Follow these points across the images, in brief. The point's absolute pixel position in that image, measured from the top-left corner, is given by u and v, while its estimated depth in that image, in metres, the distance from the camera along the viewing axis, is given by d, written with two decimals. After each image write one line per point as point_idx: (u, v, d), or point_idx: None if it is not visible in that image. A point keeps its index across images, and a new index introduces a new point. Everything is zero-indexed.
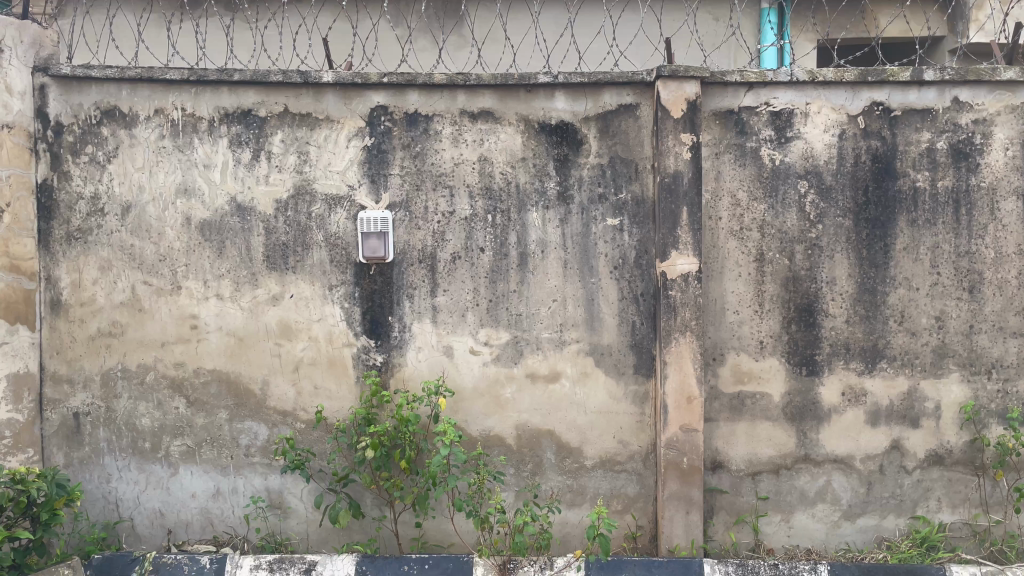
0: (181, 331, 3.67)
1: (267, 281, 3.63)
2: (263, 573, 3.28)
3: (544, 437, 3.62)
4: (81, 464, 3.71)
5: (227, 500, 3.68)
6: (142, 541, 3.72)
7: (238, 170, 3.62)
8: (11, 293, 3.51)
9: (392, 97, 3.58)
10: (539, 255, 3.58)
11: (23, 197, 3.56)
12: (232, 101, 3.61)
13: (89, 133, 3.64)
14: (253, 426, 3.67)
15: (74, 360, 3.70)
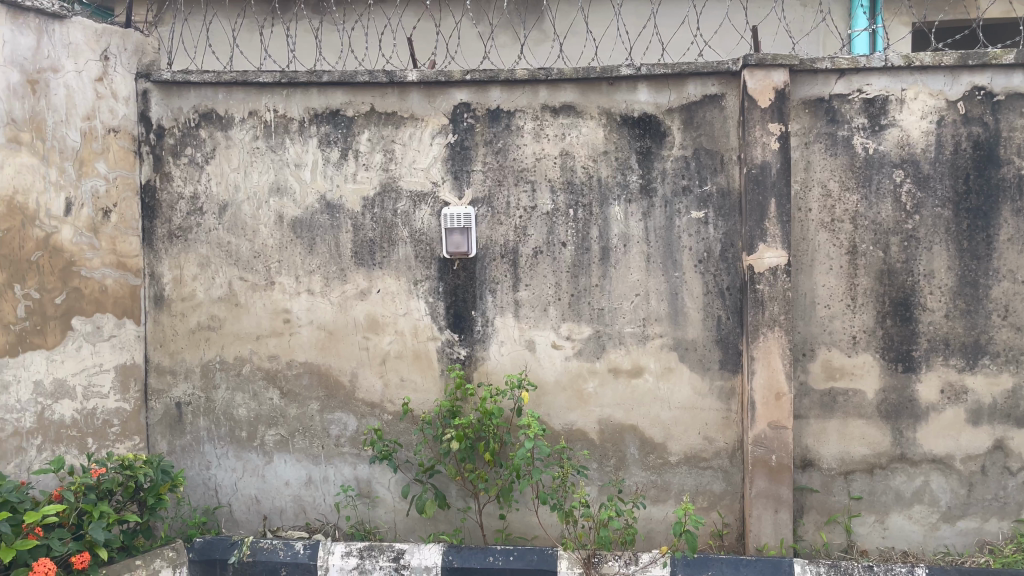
0: (275, 324, 3.81)
1: (355, 276, 3.74)
2: (354, 560, 3.36)
3: (627, 432, 3.60)
4: (183, 451, 3.90)
5: (318, 488, 3.81)
6: (239, 525, 3.88)
7: (327, 169, 3.73)
8: (118, 289, 3.75)
9: (474, 94, 3.62)
10: (621, 249, 3.56)
11: (128, 197, 3.80)
12: (321, 102, 3.72)
13: (189, 136, 3.82)
14: (342, 416, 3.78)
15: (175, 352, 3.89)
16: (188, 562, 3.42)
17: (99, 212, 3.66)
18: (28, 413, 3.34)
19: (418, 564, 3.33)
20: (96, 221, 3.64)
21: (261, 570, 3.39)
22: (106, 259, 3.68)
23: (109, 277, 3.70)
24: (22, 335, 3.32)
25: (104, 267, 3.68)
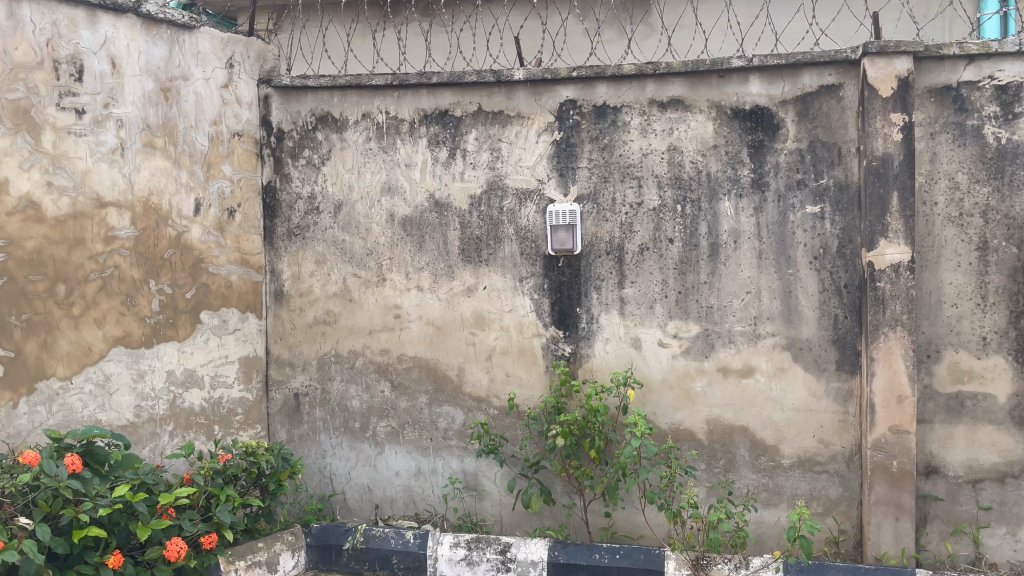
0: (386, 320, 3.93)
1: (462, 273, 3.80)
2: (462, 551, 3.44)
3: (737, 434, 3.52)
4: (301, 440, 4.08)
5: (427, 479, 3.90)
6: (352, 513, 4.02)
7: (436, 168, 3.81)
8: (243, 285, 3.96)
9: (581, 91, 3.61)
10: (731, 246, 3.48)
11: (251, 198, 4.00)
12: (430, 103, 3.80)
13: (306, 138, 3.98)
14: (450, 410, 3.86)
15: (294, 345, 4.07)
16: (306, 547, 3.58)
17: (225, 212, 3.87)
18: (162, 401, 3.60)
19: (525, 558, 3.37)
20: (222, 220, 3.86)
21: (373, 557, 3.51)
22: (231, 257, 3.90)
23: (234, 274, 3.91)
24: (156, 327, 3.59)
25: (230, 264, 3.89)
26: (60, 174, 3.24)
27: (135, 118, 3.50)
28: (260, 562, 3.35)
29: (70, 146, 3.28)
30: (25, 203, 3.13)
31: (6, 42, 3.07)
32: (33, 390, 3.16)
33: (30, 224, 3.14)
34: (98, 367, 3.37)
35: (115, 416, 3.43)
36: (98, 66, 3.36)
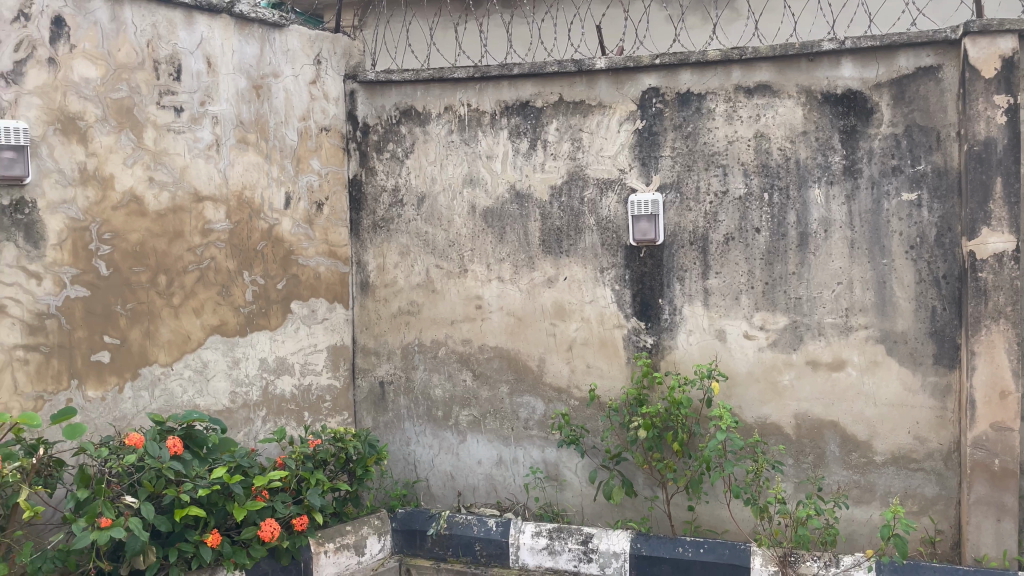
0: (468, 310, 3.97)
1: (543, 264, 3.81)
2: (544, 540, 3.46)
3: (827, 428, 3.42)
4: (386, 427, 4.17)
5: (509, 468, 3.93)
6: (436, 499, 4.10)
7: (517, 160, 3.82)
8: (330, 276, 4.07)
9: (664, 78, 3.56)
10: (821, 235, 3.38)
11: (338, 191, 4.10)
12: (512, 94, 3.82)
13: (391, 132, 4.06)
14: (531, 400, 3.88)
15: (379, 334, 4.16)
16: (391, 531, 3.67)
17: (313, 205, 3.98)
18: (255, 387, 3.75)
19: (607, 549, 3.36)
20: (310, 213, 3.97)
21: (457, 543, 3.56)
22: (319, 248, 4.01)
23: (322, 265, 4.03)
24: (250, 317, 3.73)
25: (318, 256, 4.00)
26: (161, 170, 3.41)
27: (229, 115, 3.64)
28: (348, 544, 3.45)
29: (170, 142, 3.44)
30: (129, 198, 3.31)
31: (111, 45, 3.25)
32: (138, 375, 3.34)
33: (133, 218, 3.33)
34: (196, 354, 3.53)
35: (212, 401, 3.59)
36: (194, 66, 3.51)
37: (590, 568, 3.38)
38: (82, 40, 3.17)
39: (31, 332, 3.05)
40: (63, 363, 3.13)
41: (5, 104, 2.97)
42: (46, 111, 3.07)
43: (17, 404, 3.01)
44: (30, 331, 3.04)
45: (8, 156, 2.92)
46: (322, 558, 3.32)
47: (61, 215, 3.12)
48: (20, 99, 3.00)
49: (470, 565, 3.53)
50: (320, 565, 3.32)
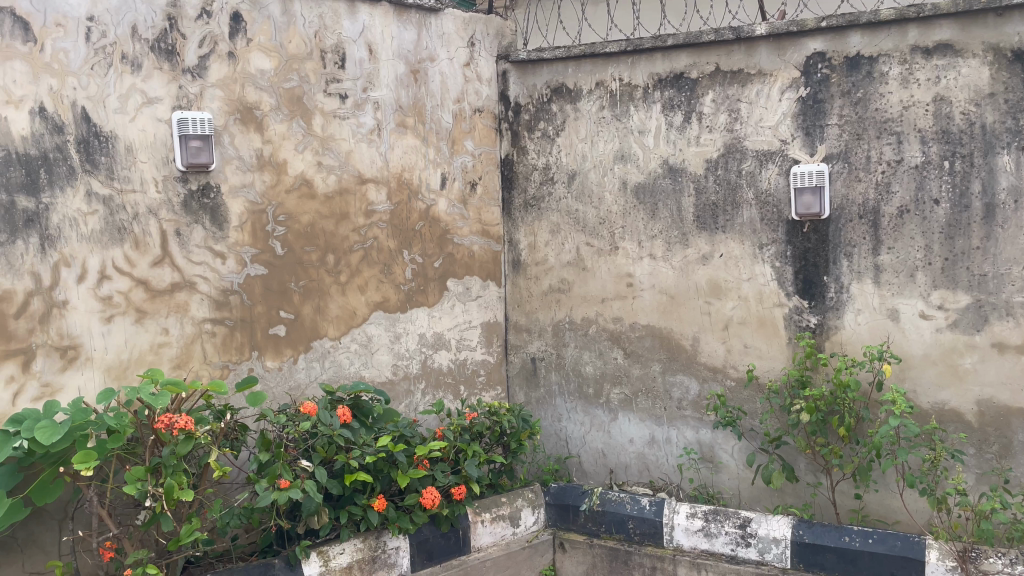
0: (619, 288, 3.94)
1: (697, 241, 3.72)
2: (699, 522, 3.40)
3: (1015, 417, 3.12)
4: (537, 403, 4.24)
5: (662, 448, 3.88)
6: (588, 476, 4.12)
7: (671, 133, 3.74)
8: (484, 254, 4.17)
9: (831, 42, 3.36)
10: (1010, 206, 3.08)
11: (491, 171, 4.18)
12: (665, 66, 3.72)
13: (542, 110, 4.07)
14: (685, 379, 3.79)
15: (531, 312, 4.22)
16: (545, 505, 3.72)
17: (467, 185, 4.08)
18: (415, 360, 3.91)
19: (766, 535, 3.26)
20: (465, 193, 4.07)
21: (610, 520, 3.57)
22: (473, 228, 4.11)
23: (476, 244, 4.13)
24: (409, 294, 3.89)
25: (472, 235, 4.11)
26: (329, 154, 3.61)
27: (389, 100, 3.78)
28: (504, 515, 3.56)
29: (336, 128, 3.63)
30: (300, 181, 3.53)
31: (282, 37, 3.46)
32: (310, 348, 3.57)
33: (304, 201, 3.54)
34: (361, 329, 3.73)
35: (376, 373, 3.78)
36: (358, 53, 3.67)
37: (748, 553, 3.29)
38: (257, 34, 3.39)
39: (217, 307, 3.32)
40: (245, 336, 3.39)
41: (192, 97, 3.24)
42: (227, 102, 3.32)
43: (207, 372, 3.30)
44: (216, 306, 3.31)
45: (196, 145, 3.19)
46: (479, 527, 3.46)
47: (241, 199, 3.37)
48: (205, 91, 3.26)
49: (623, 542, 3.53)
50: (478, 533, 3.45)
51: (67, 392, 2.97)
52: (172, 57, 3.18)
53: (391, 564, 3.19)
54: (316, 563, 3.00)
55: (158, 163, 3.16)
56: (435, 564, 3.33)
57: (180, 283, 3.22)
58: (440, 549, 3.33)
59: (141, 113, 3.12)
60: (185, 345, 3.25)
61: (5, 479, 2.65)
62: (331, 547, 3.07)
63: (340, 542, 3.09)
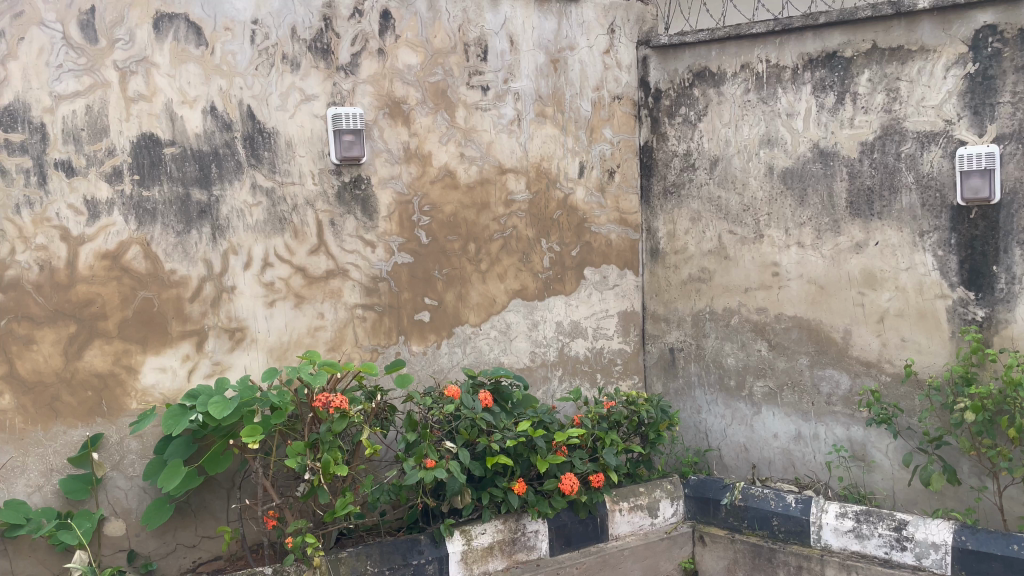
0: (763, 277, 3.82)
1: (850, 228, 3.54)
2: (850, 523, 3.25)
3: None
4: (676, 394, 4.17)
5: (809, 444, 3.73)
6: (729, 470, 4.03)
7: (822, 116, 3.57)
8: (622, 243, 4.15)
9: (1003, 13, 3.10)
10: None
11: (630, 158, 4.14)
12: (816, 45, 3.56)
13: (683, 96, 3.99)
14: (835, 373, 3.63)
15: (670, 301, 4.15)
16: (684, 497, 3.68)
17: (606, 173, 4.07)
18: (552, 348, 3.95)
19: (924, 539, 3.08)
20: (603, 181, 4.06)
21: (752, 516, 3.48)
22: (611, 216, 4.10)
23: (614, 232, 4.12)
24: (547, 282, 3.93)
25: (610, 224, 4.10)
26: (471, 146, 3.70)
27: (529, 90, 3.83)
28: (642, 505, 3.54)
29: (478, 120, 3.71)
30: (444, 172, 3.64)
31: (428, 32, 3.57)
32: (452, 334, 3.68)
33: (447, 191, 3.65)
34: (501, 316, 3.81)
35: (515, 359, 3.86)
36: (499, 45, 3.74)
37: (904, 558, 3.12)
38: (405, 30, 3.51)
39: (367, 293, 3.48)
40: (392, 321, 3.54)
41: (345, 93, 3.40)
42: (376, 97, 3.47)
43: (358, 355, 3.47)
44: (366, 292, 3.48)
45: (348, 139, 3.35)
46: (617, 516, 3.47)
47: (390, 189, 3.51)
48: (357, 87, 3.42)
49: (767, 539, 3.43)
50: (615, 522, 3.46)
51: (234, 371, 3.21)
52: (328, 56, 3.35)
53: (531, 547, 3.26)
54: (460, 541, 3.11)
55: (315, 157, 3.34)
56: (574, 550, 3.36)
57: (334, 271, 3.40)
58: (578, 535, 3.36)
59: (299, 109, 3.30)
60: (339, 329, 3.42)
61: (182, 449, 2.96)
62: (473, 527, 3.16)
63: (481, 522, 3.18)
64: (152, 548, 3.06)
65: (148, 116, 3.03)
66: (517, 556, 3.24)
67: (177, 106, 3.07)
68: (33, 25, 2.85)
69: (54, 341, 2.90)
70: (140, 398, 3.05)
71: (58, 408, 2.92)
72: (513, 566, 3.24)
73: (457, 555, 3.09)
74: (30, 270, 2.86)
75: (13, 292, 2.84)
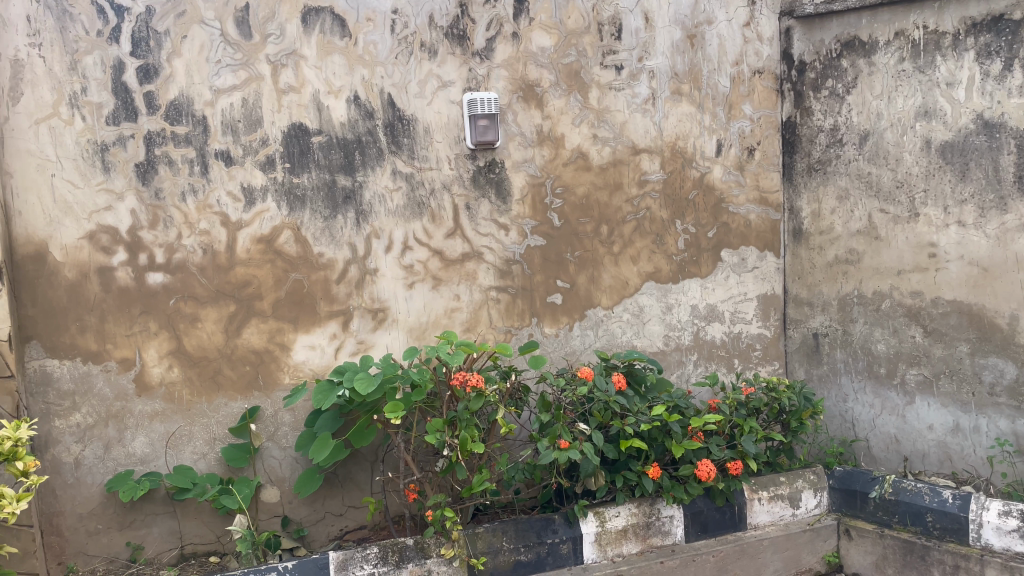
0: (919, 259, 3.56)
1: (1018, 205, 3.22)
2: (1015, 522, 3.00)
3: None
4: (820, 380, 3.99)
5: (968, 437, 3.46)
6: (878, 462, 3.82)
7: (986, 85, 3.27)
8: (762, 223, 4.00)
9: None
10: None
11: (771, 135, 3.98)
12: (981, 9, 3.27)
13: (830, 67, 3.78)
14: (999, 362, 3.33)
15: (814, 285, 3.97)
16: (829, 488, 3.55)
17: (745, 151, 3.93)
18: (687, 332, 3.88)
19: None
20: (742, 159, 3.92)
21: (904, 511, 3.29)
22: (751, 196, 3.96)
23: (754, 213, 3.98)
24: (682, 264, 3.85)
25: (749, 204, 3.96)
26: (604, 126, 3.67)
27: (664, 68, 3.75)
28: (783, 495, 3.44)
29: (612, 100, 3.67)
30: (577, 154, 3.63)
31: (562, 13, 3.56)
32: (585, 316, 3.68)
33: (580, 173, 3.64)
34: (634, 299, 3.77)
35: (648, 343, 3.81)
36: (634, 23, 3.68)
37: None
38: (539, 13, 3.53)
39: (501, 276, 3.53)
40: (526, 303, 3.58)
41: (480, 78, 3.45)
42: (511, 81, 3.50)
43: (492, 336, 3.54)
44: (501, 275, 3.53)
45: (483, 123, 3.39)
46: (756, 505, 3.38)
47: (523, 173, 3.54)
48: (491, 72, 3.47)
49: (919, 536, 3.23)
50: (754, 511, 3.37)
51: (377, 349, 3.35)
52: (464, 41, 3.41)
53: (666, 532, 3.22)
54: (593, 522, 3.12)
55: (451, 142, 3.41)
56: (710, 537, 3.30)
57: (470, 253, 3.47)
58: (714, 522, 3.30)
59: (437, 96, 3.38)
60: (474, 310, 3.50)
61: (331, 422, 3.12)
62: (607, 509, 3.17)
63: (616, 505, 3.18)
64: (304, 515, 3.26)
65: (297, 107, 3.19)
66: (652, 540, 3.21)
67: (324, 96, 3.22)
68: (195, 23, 3.06)
69: (216, 319, 3.13)
70: (293, 373, 3.24)
71: (221, 381, 3.14)
72: (648, 550, 3.20)
73: (591, 536, 3.11)
74: (195, 253, 3.09)
75: (180, 274, 3.08)
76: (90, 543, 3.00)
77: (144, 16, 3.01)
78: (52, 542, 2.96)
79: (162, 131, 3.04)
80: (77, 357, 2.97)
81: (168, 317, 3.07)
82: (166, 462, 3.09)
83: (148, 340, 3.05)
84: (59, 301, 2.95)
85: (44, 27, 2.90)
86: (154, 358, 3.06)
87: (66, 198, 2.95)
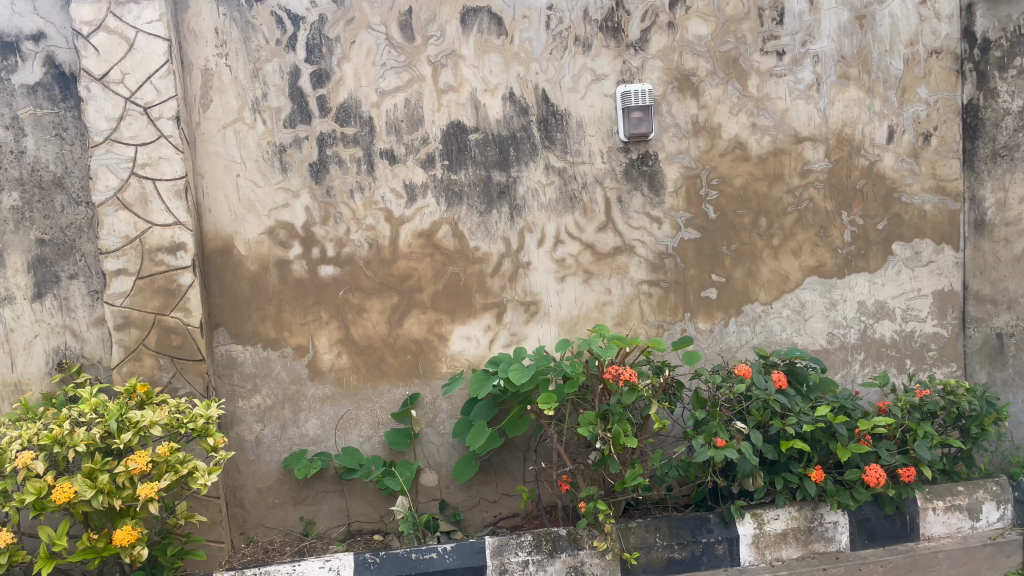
0: None
1: None
2: None
3: None
4: (1005, 384, 3.57)
5: None
6: None
7: None
8: (939, 214, 3.72)
9: None
10: None
11: (950, 119, 3.69)
12: None
13: (1018, 44, 3.37)
14: None
15: (998, 281, 3.56)
16: (1013, 501, 3.29)
17: (920, 136, 3.67)
18: (853, 330, 3.68)
19: None
20: (917, 145, 3.67)
21: None
22: (926, 184, 3.69)
23: (929, 203, 3.71)
24: (848, 258, 3.66)
25: (924, 193, 3.69)
26: (764, 115, 3.54)
27: (830, 52, 3.57)
28: (961, 506, 3.22)
29: (772, 87, 3.54)
30: (734, 144, 3.53)
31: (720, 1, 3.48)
32: (741, 312, 3.57)
33: (738, 163, 3.54)
34: (794, 294, 3.62)
35: (810, 341, 3.64)
36: (797, 6, 3.53)
37: None
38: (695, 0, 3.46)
39: (653, 270, 3.49)
40: (679, 298, 3.52)
41: (634, 70, 3.42)
42: (666, 71, 3.45)
43: (644, 330, 3.50)
44: (652, 268, 3.49)
45: (637, 116, 3.34)
46: (930, 515, 3.18)
47: (677, 164, 3.48)
48: (646, 63, 3.43)
49: None
50: (928, 521, 3.17)
51: (530, 341, 3.41)
52: (618, 34, 3.40)
53: (829, 538, 3.08)
54: (751, 524, 3.04)
55: (604, 135, 3.41)
56: (878, 547, 3.13)
57: (622, 247, 3.46)
58: (883, 531, 3.13)
59: (590, 90, 3.39)
60: (626, 304, 3.48)
61: (486, 411, 3.21)
62: (766, 511, 3.08)
63: (775, 507, 3.08)
64: (460, 500, 3.38)
65: (456, 106, 3.30)
66: (814, 546, 3.07)
67: (480, 94, 3.31)
68: (362, 29, 3.24)
69: (381, 310, 3.29)
70: (450, 363, 3.36)
71: (384, 368, 3.31)
72: (810, 556, 3.07)
73: (749, 538, 3.02)
74: (362, 247, 3.27)
75: (348, 267, 3.26)
76: (268, 516, 3.25)
77: (317, 24, 3.21)
78: (236, 513, 3.22)
79: (333, 132, 3.23)
80: (258, 343, 3.22)
81: (337, 307, 3.27)
82: (336, 444, 3.29)
83: (320, 328, 3.26)
84: (243, 291, 3.20)
85: (231, 38, 3.15)
86: (325, 346, 3.27)
87: (249, 196, 3.20)
